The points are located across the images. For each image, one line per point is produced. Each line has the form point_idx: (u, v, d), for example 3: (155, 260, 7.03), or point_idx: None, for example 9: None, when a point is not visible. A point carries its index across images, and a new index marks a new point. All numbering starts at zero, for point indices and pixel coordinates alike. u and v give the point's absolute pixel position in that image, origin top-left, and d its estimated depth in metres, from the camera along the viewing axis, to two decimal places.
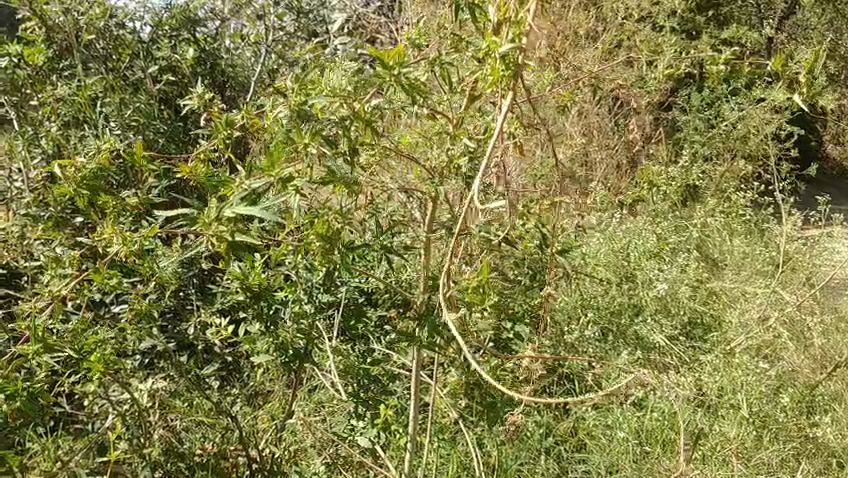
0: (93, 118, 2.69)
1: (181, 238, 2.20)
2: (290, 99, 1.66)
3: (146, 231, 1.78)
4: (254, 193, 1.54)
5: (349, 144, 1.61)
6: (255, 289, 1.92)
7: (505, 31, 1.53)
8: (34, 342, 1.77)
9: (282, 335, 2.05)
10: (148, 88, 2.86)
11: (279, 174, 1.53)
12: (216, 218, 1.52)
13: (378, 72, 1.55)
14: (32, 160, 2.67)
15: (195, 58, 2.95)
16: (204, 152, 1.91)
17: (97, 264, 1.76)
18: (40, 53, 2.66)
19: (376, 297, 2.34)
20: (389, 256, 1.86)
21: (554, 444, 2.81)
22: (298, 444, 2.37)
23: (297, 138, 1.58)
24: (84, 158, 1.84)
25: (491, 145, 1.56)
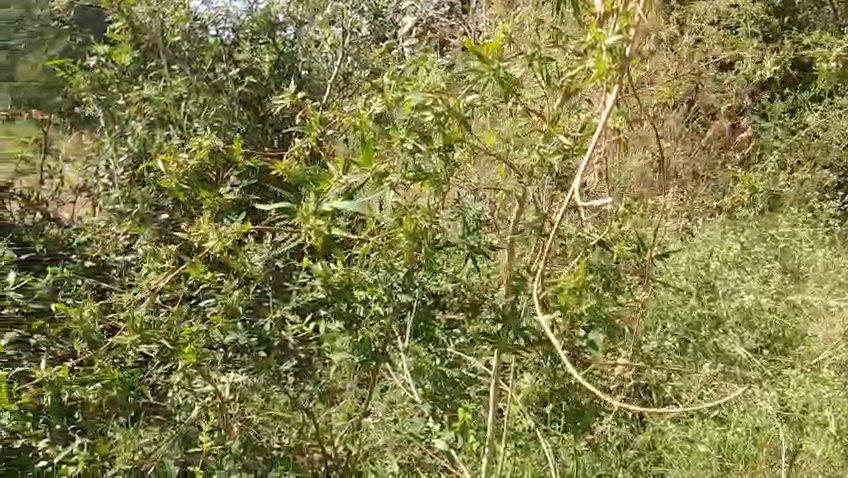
0: (179, 119, 2.79)
1: (270, 234, 2.29)
2: (386, 95, 1.78)
3: (240, 227, 1.96)
4: (353, 186, 1.74)
5: (443, 140, 1.67)
6: (336, 288, 2.00)
7: (612, 23, 1.52)
8: (130, 332, 1.91)
9: (364, 332, 2.11)
10: (229, 89, 2.93)
11: (375, 169, 1.70)
12: (314, 212, 1.79)
13: (475, 66, 1.59)
14: (119, 157, 2.78)
15: (274, 61, 3.05)
16: (298, 149, 2.14)
17: (195, 257, 1.98)
18: (126, 53, 2.77)
19: (443, 300, 2.19)
20: (475, 256, 1.89)
21: (632, 457, 2.73)
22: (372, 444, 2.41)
23: (393, 136, 1.72)
24: (186, 155, 2.20)
25: (596, 141, 1.53)
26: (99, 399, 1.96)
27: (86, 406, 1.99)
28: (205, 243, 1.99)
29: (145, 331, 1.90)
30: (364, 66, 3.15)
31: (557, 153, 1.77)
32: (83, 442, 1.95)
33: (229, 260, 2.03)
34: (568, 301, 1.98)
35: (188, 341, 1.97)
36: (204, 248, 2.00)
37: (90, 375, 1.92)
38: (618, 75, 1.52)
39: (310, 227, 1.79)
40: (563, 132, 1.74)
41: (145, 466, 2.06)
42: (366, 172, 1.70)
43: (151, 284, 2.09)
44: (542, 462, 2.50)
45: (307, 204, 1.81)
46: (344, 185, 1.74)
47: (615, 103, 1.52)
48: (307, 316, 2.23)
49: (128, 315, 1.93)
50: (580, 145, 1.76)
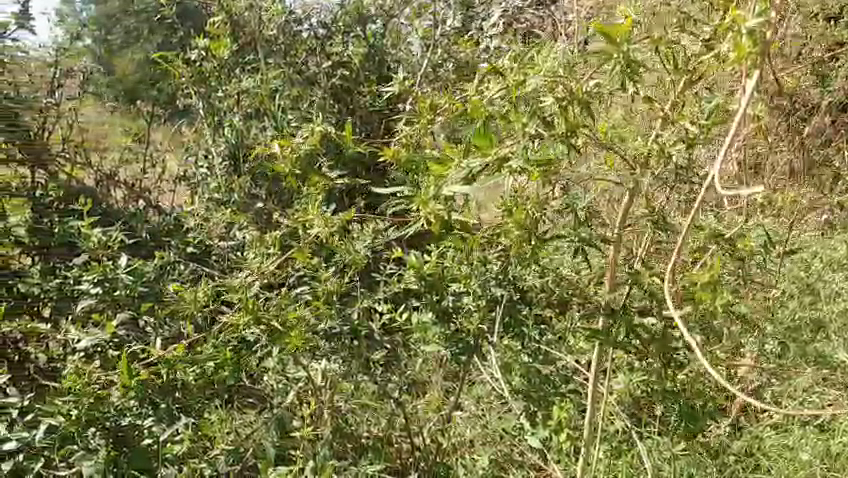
0: (274, 111, 2.89)
1: (364, 222, 2.27)
2: (508, 77, 1.70)
3: (345, 213, 1.99)
4: (473, 172, 1.67)
5: (567, 125, 1.63)
6: (429, 278, 2.00)
7: (752, 5, 1.43)
8: (243, 313, 1.97)
9: (462, 324, 2.10)
10: (321, 82, 3.01)
11: (497, 153, 1.66)
12: (433, 197, 1.70)
13: (604, 50, 1.57)
14: (216, 148, 2.96)
15: (364, 54, 3.08)
16: (406, 135, 2.17)
17: (302, 242, 2.02)
18: (224, 46, 2.84)
19: (530, 296, 2.10)
20: (586, 249, 1.83)
21: (731, 463, 2.62)
22: (458, 436, 2.42)
23: (514, 120, 1.67)
24: (299, 141, 2.27)
25: (734, 129, 1.42)
26: (198, 382, 1.98)
27: (186, 387, 1.99)
28: (310, 229, 2.00)
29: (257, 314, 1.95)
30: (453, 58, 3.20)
31: (680, 143, 1.72)
32: (190, 422, 1.91)
33: (334, 246, 2.07)
34: (702, 297, 1.87)
35: (292, 328, 2.00)
36: (309, 234, 2.05)
37: (203, 356, 1.97)
38: (758, 58, 1.45)
39: (428, 214, 1.70)
40: (689, 120, 1.71)
41: (245, 446, 2.02)
42: (488, 157, 1.66)
43: (259, 270, 2.16)
44: (634, 465, 2.44)
45: (425, 189, 1.72)
46: (464, 168, 1.66)
47: (757, 86, 1.44)
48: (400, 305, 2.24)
49: (241, 298, 1.97)
50: (706, 133, 1.70)
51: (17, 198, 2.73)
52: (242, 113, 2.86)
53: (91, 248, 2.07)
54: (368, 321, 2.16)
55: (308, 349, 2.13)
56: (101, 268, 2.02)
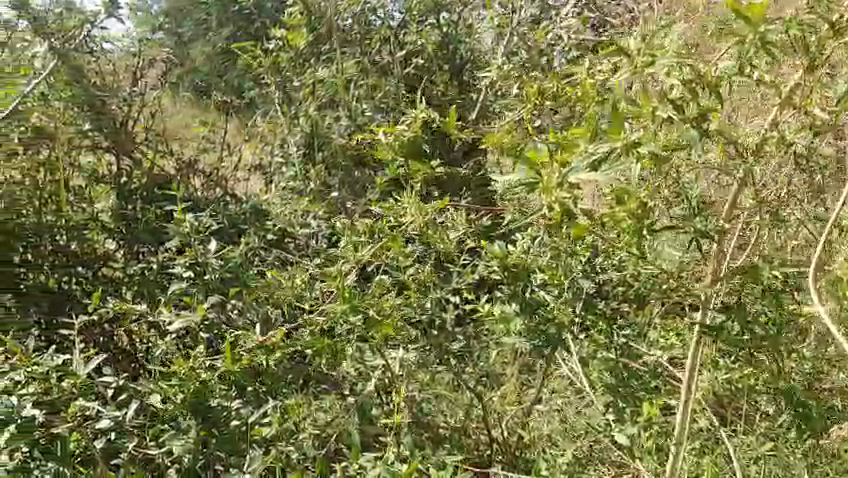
0: (349, 100, 3.11)
1: (444, 211, 2.39)
2: (635, 58, 1.54)
3: (440, 202, 2.09)
4: (601, 158, 1.51)
5: (698, 108, 1.53)
6: (513, 269, 1.96)
7: None
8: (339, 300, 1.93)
9: (558, 314, 2.00)
10: (395, 71, 3.35)
11: (626, 139, 1.50)
12: (559, 184, 1.52)
13: (739, 29, 1.46)
14: (294, 136, 3.16)
15: (439, 43, 3.46)
16: (506, 121, 2.16)
17: (396, 231, 2.07)
18: (299, 36, 3.15)
19: (606, 290, 2.23)
20: (700, 241, 1.72)
21: (820, 462, 2.54)
22: (537, 430, 2.40)
23: (643, 103, 1.54)
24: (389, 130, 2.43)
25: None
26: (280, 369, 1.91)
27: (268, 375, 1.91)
28: (404, 219, 2.11)
29: (354, 301, 1.92)
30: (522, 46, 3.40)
31: (802, 129, 1.71)
32: (276, 405, 1.84)
33: (429, 237, 2.16)
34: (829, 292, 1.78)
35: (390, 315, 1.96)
36: (403, 222, 2.12)
37: (302, 341, 1.93)
38: None
39: (554, 204, 1.53)
40: (814, 108, 1.65)
41: (330, 430, 1.92)
42: (616, 142, 1.51)
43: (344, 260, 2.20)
44: (718, 465, 2.39)
45: (547, 175, 1.54)
46: (591, 153, 1.53)
47: None
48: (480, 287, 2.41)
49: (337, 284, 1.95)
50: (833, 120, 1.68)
51: (105, 183, 2.82)
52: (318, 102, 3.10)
53: (182, 233, 2.09)
54: (441, 312, 2.20)
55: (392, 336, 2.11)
56: (192, 251, 2.05)
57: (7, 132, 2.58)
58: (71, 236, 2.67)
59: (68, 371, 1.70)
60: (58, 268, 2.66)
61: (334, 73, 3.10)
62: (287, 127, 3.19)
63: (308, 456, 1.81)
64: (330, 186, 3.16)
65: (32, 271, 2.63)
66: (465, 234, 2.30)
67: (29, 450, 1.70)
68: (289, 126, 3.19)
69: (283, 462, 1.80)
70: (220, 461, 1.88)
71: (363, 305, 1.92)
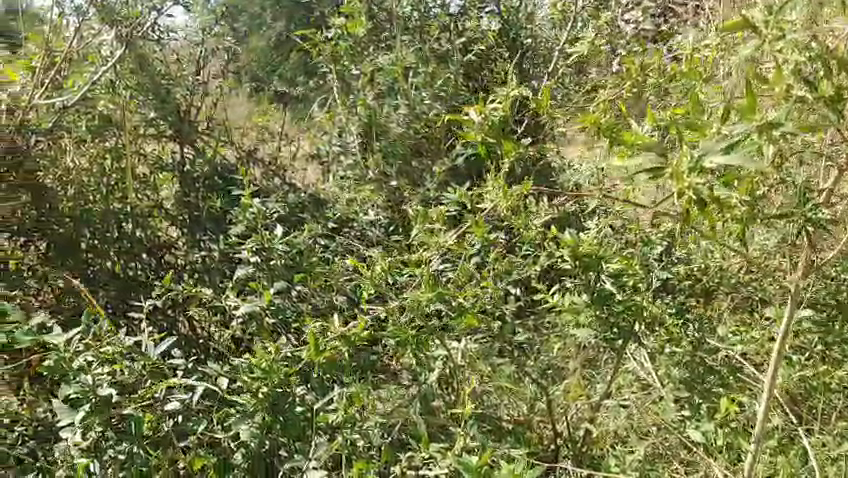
0: (407, 88, 3.08)
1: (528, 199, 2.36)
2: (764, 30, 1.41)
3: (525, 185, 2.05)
4: (735, 139, 1.39)
5: (832, 86, 1.44)
6: (584, 259, 1.87)
7: None
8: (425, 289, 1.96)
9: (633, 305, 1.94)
10: (455, 60, 3.30)
11: (761, 119, 1.39)
12: (692, 169, 1.38)
13: None
14: (353, 125, 3.14)
15: (498, 31, 3.43)
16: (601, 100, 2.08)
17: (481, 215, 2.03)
18: (359, 24, 3.15)
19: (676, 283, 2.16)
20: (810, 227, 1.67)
21: None
22: (603, 427, 2.31)
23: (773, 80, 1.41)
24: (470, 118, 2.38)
25: None
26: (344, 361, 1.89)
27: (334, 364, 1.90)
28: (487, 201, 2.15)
29: (440, 290, 1.94)
30: (585, 34, 3.37)
31: None
32: (342, 392, 1.81)
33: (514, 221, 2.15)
34: None
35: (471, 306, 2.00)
36: (486, 208, 2.14)
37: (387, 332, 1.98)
38: None
39: (685, 191, 1.38)
40: None
41: (395, 420, 1.88)
42: (749, 123, 1.40)
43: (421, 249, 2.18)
44: (797, 467, 2.27)
45: (677, 159, 1.41)
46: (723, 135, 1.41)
47: None
48: (549, 275, 2.41)
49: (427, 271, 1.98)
50: None
51: (167, 171, 2.86)
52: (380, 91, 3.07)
53: (248, 219, 2.10)
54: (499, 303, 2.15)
55: (452, 327, 2.07)
56: (259, 236, 2.02)
57: (76, 120, 2.61)
58: (133, 220, 2.69)
59: (138, 353, 1.73)
60: (123, 253, 2.67)
61: (393, 60, 3.08)
62: (345, 116, 3.19)
63: (374, 444, 1.81)
64: (388, 176, 3.15)
65: (98, 256, 2.62)
66: (539, 222, 2.22)
67: (102, 431, 1.65)
68: (348, 115, 3.20)
69: (349, 450, 1.79)
70: (284, 448, 1.84)
71: (448, 294, 1.96)
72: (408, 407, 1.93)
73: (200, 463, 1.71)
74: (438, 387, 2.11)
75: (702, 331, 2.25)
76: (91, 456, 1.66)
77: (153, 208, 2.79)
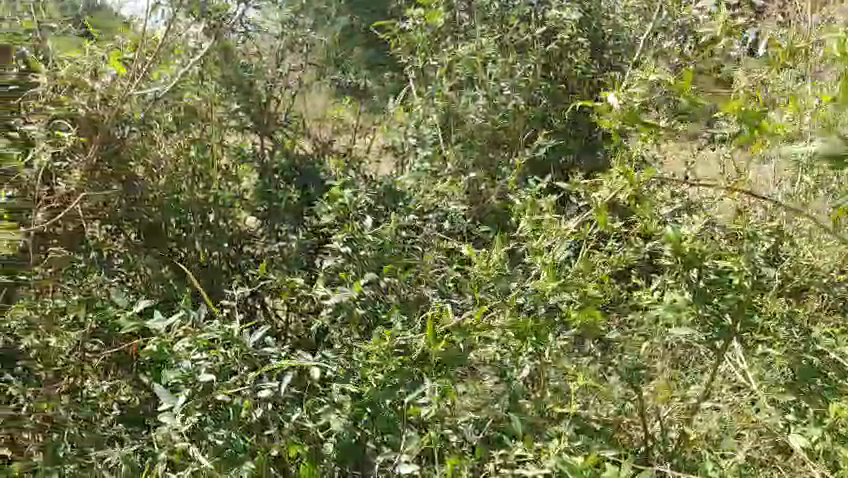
0: (486, 79, 3.02)
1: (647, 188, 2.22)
2: None
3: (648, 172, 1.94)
4: None
5: None
6: (685, 256, 1.83)
7: None
8: (549, 279, 1.93)
9: (729, 302, 1.90)
10: (535, 50, 3.22)
11: None
12: None
13: None
14: (429, 116, 3.10)
15: (578, 21, 3.34)
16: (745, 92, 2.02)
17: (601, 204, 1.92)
18: (437, 15, 3.05)
19: (776, 282, 2.09)
20: None
21: None
22: (694, 429, 2.24)
23: None
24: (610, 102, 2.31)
25: None
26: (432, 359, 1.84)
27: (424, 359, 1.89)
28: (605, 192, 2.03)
29: (565, 280, 1.91)
30: (672, 27, 3.32)
31: None
32: (433, 385, 1.79)
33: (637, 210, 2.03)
34: None
35: (595, 301, 1.94)
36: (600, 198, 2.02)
37: (504, 326, 1.91)
38: None
39: None
40: None
41: (485, 414, 1.87)
42: None
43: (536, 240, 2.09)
44: None
45: None
46: None
47: None
48: (641, 272, 2.30)
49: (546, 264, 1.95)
50: None
51: (249, 162, 2.86)
52: (481, 81, 3.03)
53: (340, 210, 2.15)
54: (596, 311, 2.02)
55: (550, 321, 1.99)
56: (350, 228, 2.05)
57: (162, 112, 2.60)
58: (215, 211, 2.74)
59: (234, 339, 1.80)
60: (209, 244, 2.74)
61: (473, 50, 3.01)
62: (423, 108, 3.14)
63: (467, 439, 1.81)
64: (466, 168, 3.06)
65: (183, 246, 2.70)
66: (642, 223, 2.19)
67: (201, 416, 1.75)
68: (424, 107, 3.09)
69: (442, 444, 1.80)
70: (372, 441, 1.84)
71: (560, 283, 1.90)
72: (495, 405, 1.89)
73: (291, 450, 1.72)
74: (526, 384, 2.07)
75: (806, 333, 2.15)
76: (191, 441, 1.73)
77: (234, 199, 2.80)
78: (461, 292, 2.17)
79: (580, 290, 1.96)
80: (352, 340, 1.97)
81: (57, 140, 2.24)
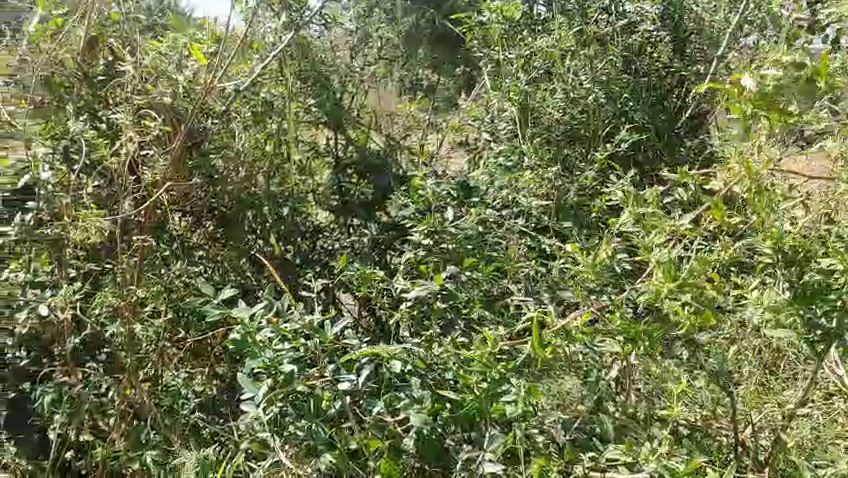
0: (565, 72, 2.95)
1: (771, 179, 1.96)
2: None
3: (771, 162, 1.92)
4: None
5: None
6: (789, 252, 1.83)
7: None
8: (666, 280, 1.79)
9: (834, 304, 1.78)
10: (617, 42, 3.16)
11: None
12: None
13: None
14: (505, 111, 3.04)
15: (660, 14, 3.30)
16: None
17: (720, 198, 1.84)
18: (514, 7, 3.12)
19: None
20: None
21: None
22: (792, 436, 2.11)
23: None
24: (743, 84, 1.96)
25: None
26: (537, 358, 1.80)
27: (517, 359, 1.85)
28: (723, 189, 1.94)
29: (685, 281, 1.77)
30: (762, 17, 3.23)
31: None
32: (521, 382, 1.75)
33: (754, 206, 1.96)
34: None
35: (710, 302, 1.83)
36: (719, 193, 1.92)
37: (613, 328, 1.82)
38: None
39: None
40: None
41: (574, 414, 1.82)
42: None
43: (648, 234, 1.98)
44: None
45: None
46: None
47: None
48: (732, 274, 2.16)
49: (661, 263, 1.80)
50: None
51: (323, 157, 2.83)
52: (559, 74, 2.97)
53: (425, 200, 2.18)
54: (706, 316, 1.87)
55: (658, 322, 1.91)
56: (431, 220, 2.10)
57: (241, 105, 2.62)
58: (290, 205, 2.67)
59: (316, 330, 1.78)
60: (284, 237, 2.71)
61: (554, 42, 2.95)
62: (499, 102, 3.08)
63: (555, 439, 1.77)
64: None
65: (261, 238, 2.69)
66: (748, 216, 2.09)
67: (283, 407, 1.74)
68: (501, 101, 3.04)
69: (527, 444, 1.73)
70: (452, 438, 1.78)
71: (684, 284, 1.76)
72: (584, 401, 1.86)
73: (375, 443, 1.73)
74: (612, 383, 1.99)
75: None
76: (272, 431, 1.73)
77: (308, 193, 2.80)
78: (551, 291, 2.09)
79: (695, 290, 1.80)
80: (432, 333, 1.94)
81: (144, 129, 2.28)
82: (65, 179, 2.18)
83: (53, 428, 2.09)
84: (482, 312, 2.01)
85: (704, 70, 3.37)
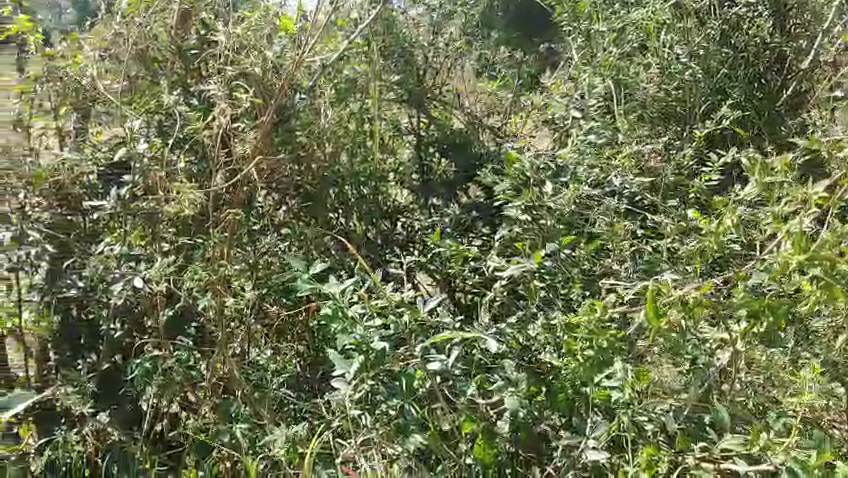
0: (660, 47, 2.82)
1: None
2: None
3: None
4: None
5: None
6: None
7: None
8: (795, 252, 1.70)
9: None
10: (714, 16, 2.99)
11: None
12: None
13: None
14: None
15: None
16: None
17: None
18: None
19: None
20: None
21: None
22: None
23: None
24: None
25: None
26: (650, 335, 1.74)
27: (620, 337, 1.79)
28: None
29: (816, 253, 1.67)
30: None
31: None
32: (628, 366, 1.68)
33: None
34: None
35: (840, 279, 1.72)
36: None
37: (732, 302, 1.73)
38: None
39: None
40: None
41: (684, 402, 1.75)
42: None
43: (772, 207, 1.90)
44: None
45: None
46: None
47: None
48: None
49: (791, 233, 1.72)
50: None
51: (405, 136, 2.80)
52: (653, 48, 2.84)
53: (515, 178, 2.10)
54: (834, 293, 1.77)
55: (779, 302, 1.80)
56: (529, 194, 2.01)
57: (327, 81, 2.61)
58: (371, 185, 2.62)
59: (410, 308, 1.75)
60: (365, 218, 2.63)
61: (648, 15, 2.83)
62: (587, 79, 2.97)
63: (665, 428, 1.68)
64: None
65: (344, 216, 2.63)
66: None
67: (373, 385, 1.69)
68: None
69: (634, 432, 1.68)
70: (549, 422, 1.75)
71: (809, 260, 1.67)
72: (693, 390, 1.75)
73: (469, 426, 1.68)
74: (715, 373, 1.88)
75: None
76: (363, 408, 1.71)
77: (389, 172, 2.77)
78: (646, 274, 2.09)
79: (826, 265, 1.70)
80: (527, 313, 1.91)
81: (237, 102, 2.30)
82: (157, 153, 2.20)
83: (146, 400, 2.13)
84: (580, 293, 1.97)
85: (805, 46, 3.15)
